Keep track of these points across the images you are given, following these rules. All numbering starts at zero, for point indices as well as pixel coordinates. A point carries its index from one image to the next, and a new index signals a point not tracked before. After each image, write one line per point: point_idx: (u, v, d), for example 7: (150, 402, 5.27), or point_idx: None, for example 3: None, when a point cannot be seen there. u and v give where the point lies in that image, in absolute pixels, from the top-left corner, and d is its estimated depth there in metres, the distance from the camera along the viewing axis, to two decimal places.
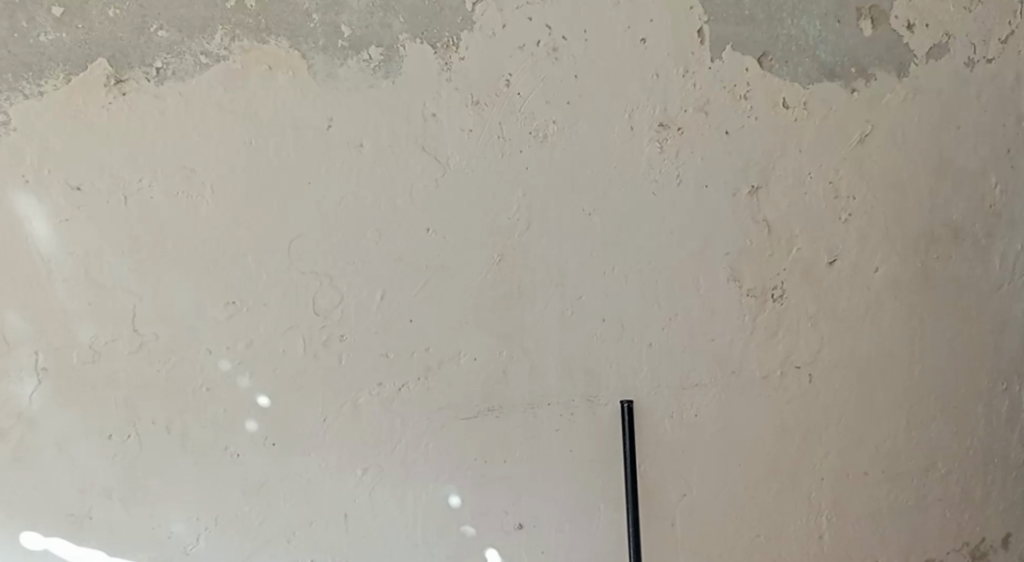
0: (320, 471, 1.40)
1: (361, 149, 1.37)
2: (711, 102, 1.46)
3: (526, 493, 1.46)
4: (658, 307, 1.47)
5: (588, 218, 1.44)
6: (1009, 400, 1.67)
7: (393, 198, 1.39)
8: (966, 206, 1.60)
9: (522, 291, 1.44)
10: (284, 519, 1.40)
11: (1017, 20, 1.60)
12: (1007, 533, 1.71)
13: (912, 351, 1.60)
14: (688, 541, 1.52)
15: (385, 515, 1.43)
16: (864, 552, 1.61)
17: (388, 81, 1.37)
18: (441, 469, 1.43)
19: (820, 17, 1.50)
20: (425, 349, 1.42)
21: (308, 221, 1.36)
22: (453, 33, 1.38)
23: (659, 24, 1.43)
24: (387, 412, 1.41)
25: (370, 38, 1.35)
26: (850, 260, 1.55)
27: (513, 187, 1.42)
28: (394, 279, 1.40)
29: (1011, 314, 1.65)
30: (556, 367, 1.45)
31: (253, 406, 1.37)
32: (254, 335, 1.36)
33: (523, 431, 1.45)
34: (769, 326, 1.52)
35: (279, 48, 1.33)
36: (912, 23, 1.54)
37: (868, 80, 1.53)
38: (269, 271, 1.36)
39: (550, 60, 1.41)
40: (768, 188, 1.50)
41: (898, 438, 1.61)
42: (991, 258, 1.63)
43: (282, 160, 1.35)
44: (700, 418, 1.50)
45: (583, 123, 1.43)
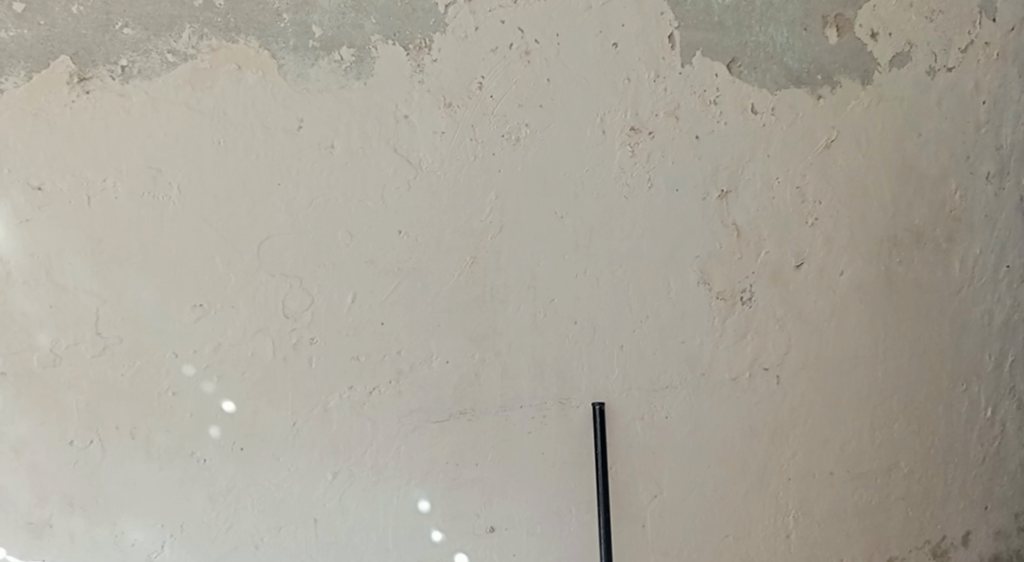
0: (289, 477, 1.36)
1: (332, 150, 1.34)
2: (682, 107, 1.49)
3: (498, 496, 1.45)
4: (630, 310, 1.50)
5: (561, 221, 1.45)
6: (967, 401, 1.74)
7: (365, 199, 1.36)
8: (927, 212, 1.67)
9: (495, 293, 1.43)
10: (250, 526, 1.35)
11: (976, 30, 1.67)
12: (967, 531, 1.77)
13: (875, 353, 1.67)
14: (659, 541, 1.56)
15: (354, 521, 1.39)
16: (829, 550, 1.67)
17: (359, 81, 1.34)
18: (412, 473, 1.41)
19: (788, 25, 1.54)
20: (396, 353, 1.39)
21: (276, 223, 1.33)
22: (425, 35, 1.36)
23: (631, 30, 1.45)
24: (358, 415, 1.38)
25: (341, 38, 1.32)
26: (813, 263, 1.60)
27: (486, 189, 1.41)
28: (364, 283, 1.37)
29: (962, 316, 1.72)
30: (529, 369, 1.45)
31: (220, 410, 1.32)
32: (221, 337, 1.32)
33: (495, 434, 1.44)
34: (738, 327, 1.56)
35: (248, 47, 1.29)
36: (875, 31, 1.60)
37: (833, 87, 1.58)
38: (237, 272, 1.32)
39: (522, 64, 1.41)
40: (737, 192, 1.54)
41: (862, 439, 1.67)
42: (951, 262, 1.70)
43: (250, 160, 1.31)
44: (671, 419, 1.54)
45: (556, 126, 1.43)
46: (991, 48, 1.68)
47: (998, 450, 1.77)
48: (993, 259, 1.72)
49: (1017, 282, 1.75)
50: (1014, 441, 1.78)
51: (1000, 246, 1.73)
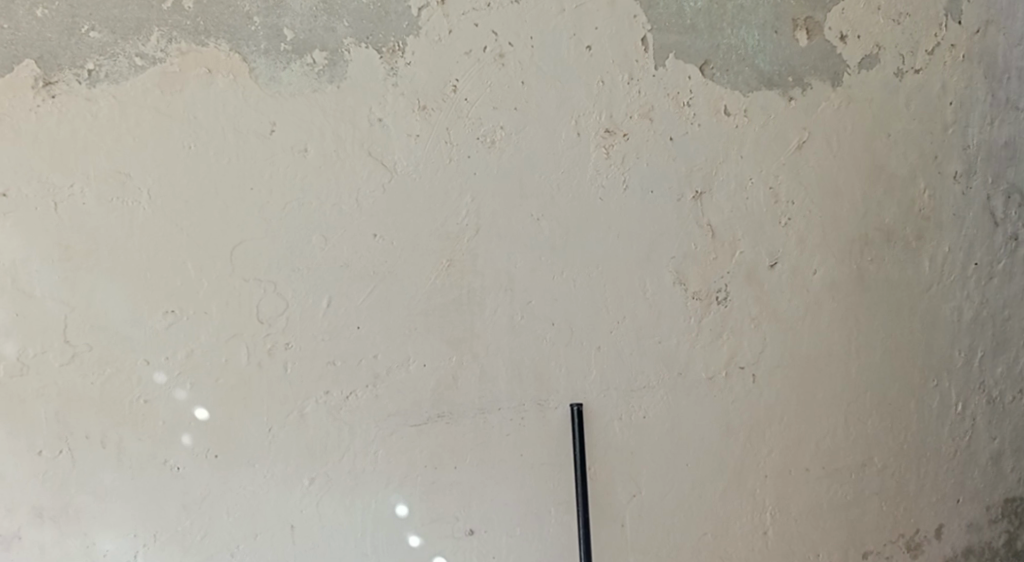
0: (265, 483, 1.34)
1: (306, 154, 1.33)
2: (656, 109, 1.50)
3: (477, 498, 1.45)
4: (607, 311, 1.50)
5: (537, 223, 1.45)
6: (938, 397, 1.76)
7: (339, 203, 1.35)
8: (897, 211, 1.69)
9: (472, 296, 1.42)
10: (226, 534, 1.33)
11: (942, 32, 1.70)
12: (939, 524, 1.80)
13: (848, 350, 1.69)
14: (638, 540, 1.56)
15: (331, 526, 1.38)
16: (805, 545, 1.68)
17: (332, 84, 1.33)
18: (390, 477, 1.40)
19: (759, 28, 1.56)
20: (372, 357, 1.38)
21: (249, 227, 1.31)
22: (398, 38, 1.35)
23: (604, 33, 1.46)
24: (335, 420, 1.37)
25: (313, 41, 1.32)
26: (787, 263, 1.62)
27: (461, 191, 1.41)
28: (340, 287, 1.36)
29: (932, 313, 1.74)
30: (507, 371, 1.45)
31: (193, 417, 1.31)
32: (194, 343, 1.30)
33: (473, 436, 1.44)
34: (714, 327, 1.57)
35: (218, 50, 1.28)
36: (844, 34, 1.62)
37: (804, 89, 1.60)
38: (209, 277, 1.30)
39: (496, 66, 1.41)
40: (711, 193, 1.55)
41: (836, 435, 1.69)
42: (921, 260, 1.72)
43: (222, 165, 1.30)
44: (648, 419, 1.54)
45: (531, 128, 1.43)
46: (957, 50, 1.71)
47: (968, 444, 1.80)
48: (961, 256, 1.75)
49: (985, 280, 1.78)
50: (984, 436, 1.81)
51: (968, 244, 1.75)
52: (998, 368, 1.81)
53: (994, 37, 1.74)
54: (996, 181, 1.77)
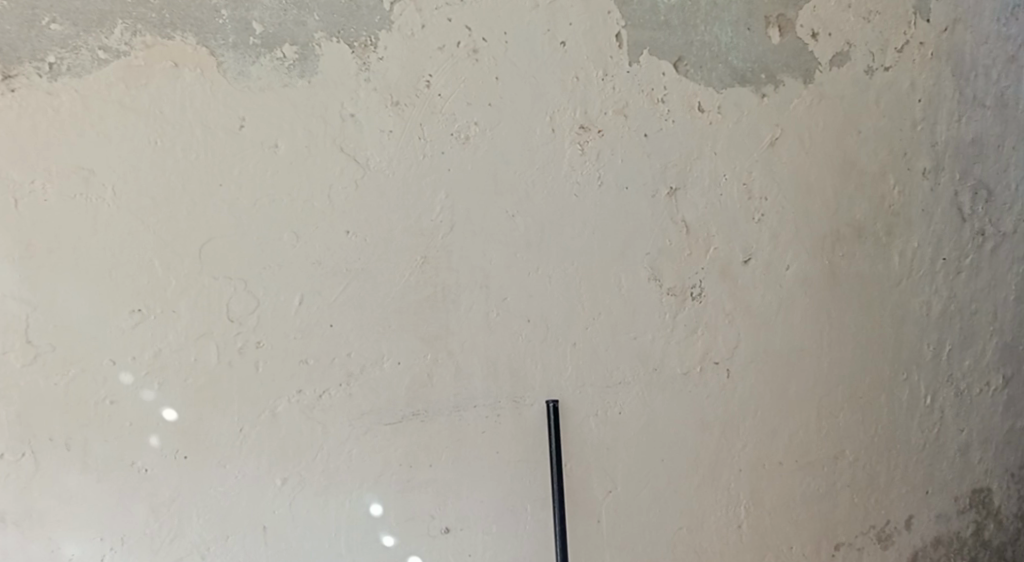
0: (237, 483, 1.33)
1: (277, 150, 1.31)
2: (630, 105, 1.50)
3: (452, 496, 1.44)
4: (582, 307, 1.50)
5: (512, 220, 1.44)
6: (908, 390, 1.79)
7: (311, 200, 1.33)
8: (868, 207, 1.71)
9: (446, 293, 1.41)
10: (195, 536, 1.31)
11: (912, 30, 1.72)
12: (909, 515, 1.83)
13: (821, 345, 1.71)
14: (614, 536, 1.56)
15: (305, 526, 1.36)
16: (778, 538, 1.70)
17: (302, 79, 1.31)
18: (364, 476, 1.39)
19: (732, 25, 1.56)
20: (346, 355, 1.37)
21: (218, 225, 1.29)
22: (370, 32, 1.34)
23: (578, 28, 1.45)
24: (308, 419, 1.35)
25: (283, 35, 1.30)
26: (761, 259, 1.63)
27: (435, 188, 1.39)
28: (312, 284, 1.34)
29: (902, 308, 1.77)
30: (482, 368, 1.44)
31: (161, 418, 1.28)
32: (162, 343, 1.28)
33: (448, 434, 1.43)
34: (689, 323, 1.58)
35: (185, 44, 1.26)
36: (815, 31, 1.63)
37: (776, 86, 1.61)
38: (177, 275, 1.28)
39: (470, 62, 1.40)
40: (686, 189, 1.55)
41: (809, 429, 1.71)
42: (892, 256, 1.74)
43: (189, 160, 1.28)
44: (624, 415, 1.55)
45: (505, 124, 1.43)
46: (926, 48, 1.73)
47: (936, 436, 1.84)
48: (930, 252, 1.78)
49: (953, 274, 1.81)
50: (952, 427, 1.85)
51: (936, 240, 1.78)
52: (966, 361, 1.84)
53: (961, 35, 1.76)
54: (963, 177, 1.79)
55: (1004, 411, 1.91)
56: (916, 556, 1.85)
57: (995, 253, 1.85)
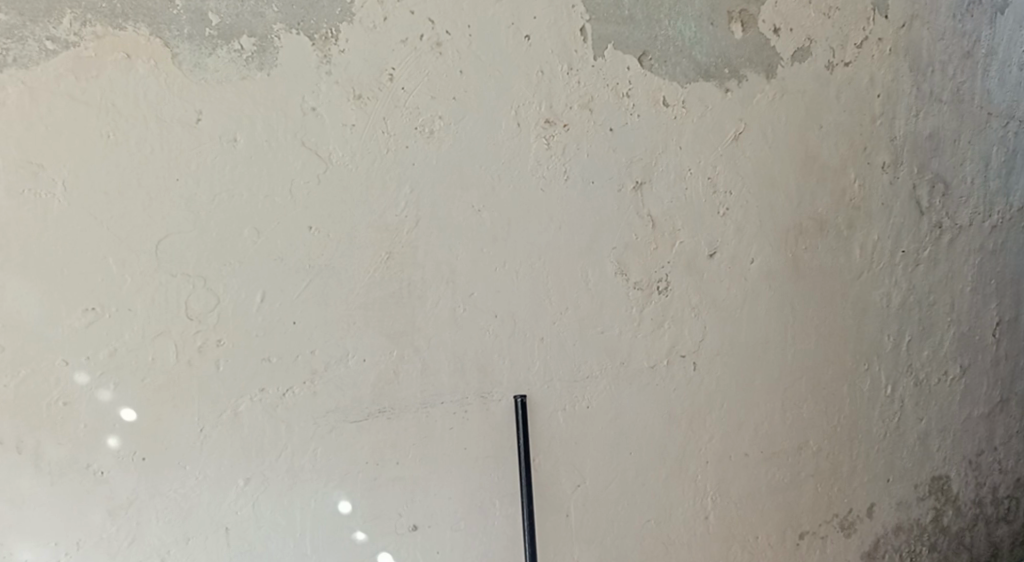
0: (198, 484, 1.29)
1: (235, 144, 1.27)
2: (595, 99, 1.49)
3: (420, 493, 1.43)
4: (549, 302, 1.50)
5: (477, 215, 1.43)
6: (869, 380, 1.87)
7: (272, 195, 1.30)
8: (829, 200, 1.75)
9: (411, 289, 1.39)
10: (155, 538, 1.28)
11: (870, 26, 1.76)
12: (871, 503, 1.92)
13: (785, 337, 1.74)
14: (583, 531, 1.56)
15: (270, 527, 1.34)
16: (745, 528, 1.74)
17: (261, 72, 1.27)
18: (330, 474, 1.36)
19: (695, 20, 1.57)
20: (310, 352, 1.34)
21: (175, 220, 1.25)
22: (331, 25, 1.30)
23: (542, 22, 1.44)
24: (270, 417, 1.32)
25: (240, 27, 1.25)
26: (726, 252, 1.64)
27: (399, 182, 1.37)
28: (274, 281, 1.31)
29: (864, 299, 1.83)
30: (449, 364, 1.43)
31: (118, 418, 1.24)
32: (117, 342, 1.24)
33: (415, 431, 1.42)
34: (655, 316, 1.58)
35: (137, 34, 1.21)
36: (777, 27, 1.65)
37: (740, 81, 1.62)
38: (132, 272, 1.24)
39: (433, 55, 1.37)
40: (652, 183, 1.56)
41: (774, 420, 1.75)
42: (853, 249, 1.80)
43: (144, 155, 1.23)
44: (592, 409, 1.55)
45: (469, 118, 1.41)
46: (883, 44, 1.79)
47: (898, 426, 1.94)
48: (890, 245, 1.86)
49: (912, 266, 1.90)
50: (912, 417, 1.96)
51: (895, 232, 1.86)
52: (924, 352, 1.95)
53: (918, 31, 1.84)
54: (921, 171, 1.89)
55: (960, 399, 2.05)
56: (878, 542, 1.95)
57: (951, 245, 1.97)
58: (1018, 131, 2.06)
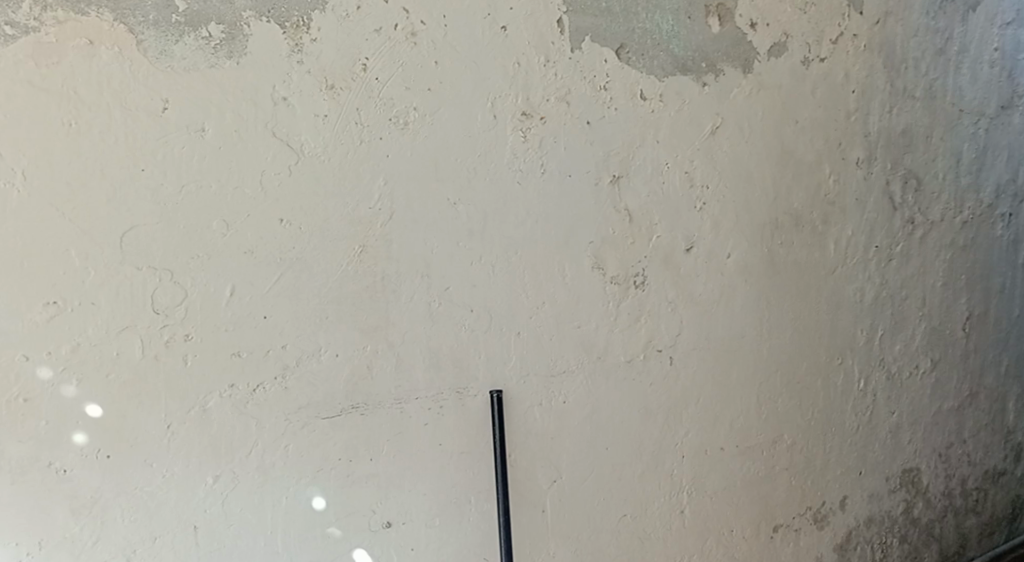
0: (165, 482, 1.24)
1: (203, 134, 1.22)
2: (572, 92, 1.48)
3: (395, 489, 1.41)
4: (526, 297, 1.48)
5: (453, 208, 1.40)
6: (843, 373, 1.90)
7: (241, 187, 1.24)
8: (804, 196, 1.76)
9: (386, 283, 1.36)
10: (121, 538, 1.23)
11: (845, 22, 1.77)
12: (844, 495, 1.95)
13: (760, 331, 1.74)
14: (559, 526, 1.55)
15: (240, 525, 1.30)
16: (720, 522, 1.74)
17: (230, 60, 1.22)
18: (303, 471, 1.33)
19: (672, 13, 1.56)
20: (281, 347, 1.30)
21: (141, 212, 1.19)
22: (303, 13, 1.26)
23: (519, 13, 1.42)
24: (240, 414, 1.28)
25: (208, 13, 1.20)
26: (702, 247, 1.64)
27: (374, 174, 1.33)
28: (244, 274, 1.26)
29: (837, 294, 1.85)
30: (424, 359, 1.41)
31: (83, 414, 1.18)
32: (80, 337, 1.17)
33: (390, 427, 1.39)
34: (632, 311, 1.58)
35: (100, 19, 1.15)
36: (754, 21, 1.64)
37: (717, 75, 1.61)
38: (95, 265, 1.17)
39: (408, 45, 1.34)
40: (629, 177, 1.55)
41: (749, 415, 1.75)
42: (827, 243, 1.81)
43: (108, 142, 1.16)
44: (568, 404, 1.54)
45: (445, 110, 1.38)
46: (858, 40, 1.80)
47: (870, 419, 1.97)
48: (864, 240, 1.88)
49: (885, 261, 1.93)
50: (883, 410, 2.00)
51: (869, 228, 1.88)
52: (896, 345, 1.99)
53: (892, 27, 1.85)
54: (894, 167, 1.91)
55: (931, 393, 2.09)
56: (850, 533, 1.97)
57: (923, 241, 2.00)
58: (987, 129, 2.09)
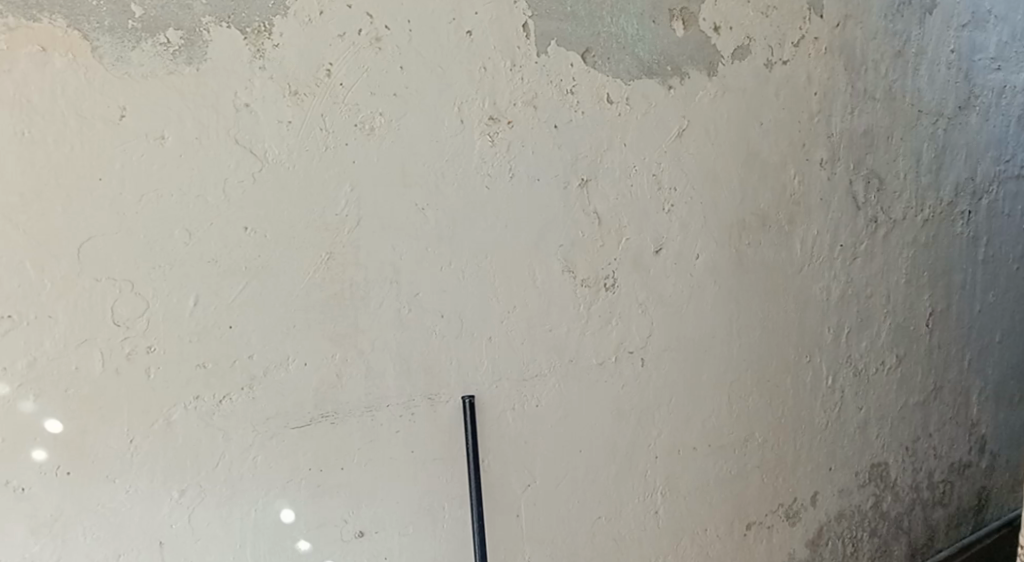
0: (129, 498, 1.21)
1: (163, 142, 1.19)
2: (539, 96, 1.48)
3: (367, 498, 1.39)
4: (496, 301, 1.48)
5: (422, 213, 1.39)
6: (811, 371, 1.92)
7: (204, 195, 1.22)
8: (770, 196, 1.77)
9: (355, 290, 1.35)
10: (84, 557, 1.19)
11: (806, 25, 1.79)
12: (814, 492, 1.97)
13: (730, 331, 1.75)
14: (533, 530, 1.55)
15: (208, 539, 1.27)
16: (693, 521, 1.75)
17: (190, 67, 1.20)
18: (272, 482, 1.31)
19: (637, 17, 1.56)
20: (248, 358, 1.28)
21: (99, 222, 1.16)
22: (265, 18, 1.24)
23: (484, 18, 1.41)
24: (206, 426, 1.26)
25: (166, 19, 1.18)
26: (671, 248, 1.64)
27: (340, 180, 1.32)
28: (208, 284, 1.24)
29: (805, 293, 1.87)
30: (395, 366, 1.40)
31: (42, 430, 1.15)
32: (37, 351, 1.14)
33: (361, 435, 1.38)
34: (603, 314, 1.58)
35: (53, 26, 1.12)
36: (717, 25, 1.66)
37: (682, 78, 1.62)
38: (51, 277, 1.14)
39: (373, 51, 1.32)
40: (597, 180, 1.55)
41: (721, 414, 1.76)
42: (794, 243, 1.83)
43: (63, 151, 1.14)
44: (541, 408, 1.53)
45: (411, 115, 1.37)
46: (819, 43, 1.82)
47: (838, 416, 2.00)
48: (829, 239, 1.90)
49: (850, 260, 1.95)
50: (852, 407, 2.02)
51: (834, 227, 1.91)
52: (862, 343, 2.02)
53: (852, 30, 1.88)
54: (857, 167, 1.94)
55: (896, 388, 2.12)
56: (821, 529, 1.99)
57: (887, 239, 2.03)
58: (945, 129, 2.13)
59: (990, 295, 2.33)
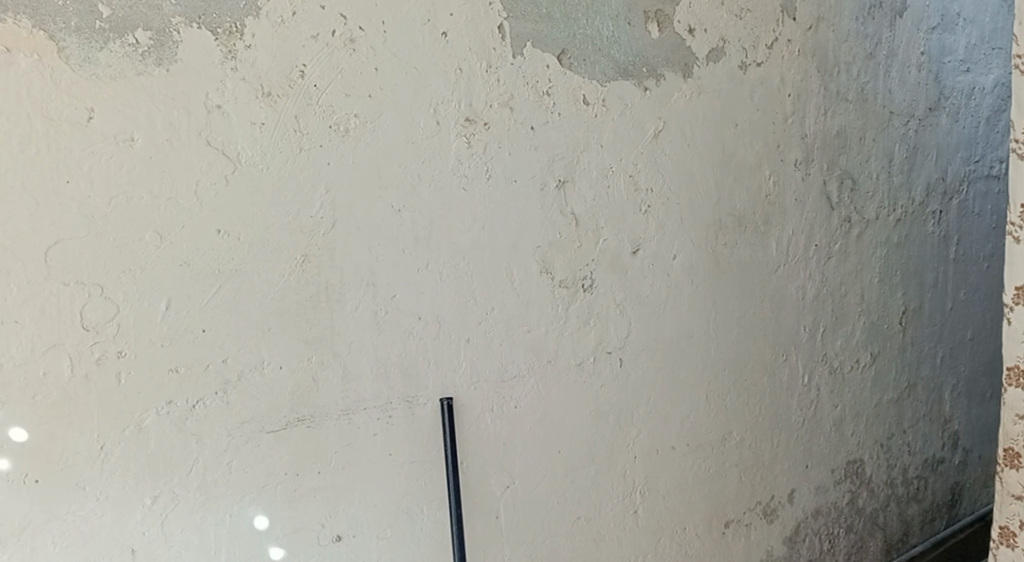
0: (100, 505, 1.19)
1: (133, 143, 1.17)
2: (515, 98, 1.48)
3: (344, 502, 1.38)
4: (474, 303, 1.47)
5: (398, 215, 1.39)
6: (787, 370, 1.93)
7: (175, 198, 1.21)
8: (745, 197, 1.79)
9: (330, 292, 1.33)
10: None
11: (780, 27, 1.80)
12: (791, 489, 1.98)
13: (707, 330, 1.76)
14: (513, 532, 1.54)
15: (181, 545, 1.26)
16: (672, 520, 1.75)
17: (159, 68, 1.18)
18: (247, 487, 1.30)
19: (612, 19, 1.56)
20: (221, 362, 1.26)
21: (66, 225, 1.14)
22: (236, 19, 1.23)
23: (459, 19, 1.41)
24: (179, 431, 1.24)
25: (135, 20, 1.16)
26: (648, 249, 1.65)
27: (315, 182, 1.31)
28: (180, 287, 1.22)
29: (780, 292, 1.89)
30: (372, 369, 1.39)
31: (7, 439, 1.12)
32: (3, 357, 1.12)
33: (338, 439, 1.36)
34: (581, 315, 1.58)
35: (17, 26, 1.10)
36: (692, 27, 1.66)
37: (657, 80, 1.63)
38: (17, 281, 1.12)
39: (346, 52, 1.31)
40: (574, 181, 1.55)
41: (698, 413, 1.77)
42: (769, 243, 1.84)
43: (29, 153, 1.11)
44: (520, 409, 1.53)
45: (387, 116, 1.36)
46: (793, 45, 1.83)
47: (814, 413, 2.01)
48: (804, 239, 1.92)
49: (824, 259, 1.97)
50: (827, 404, 2.04)
51: (809, 227, 1.92)
52: (837, 341, 2.03)
53: (824, 32, 1.90)
54: (830, 168, 1.95)
55: (870, 386, 2.14)
56: (799, 526, 2.00)
57: (860, 238, 2.05)
58: (916, 130, 2.16)
59: (961, 294, 2.36)
